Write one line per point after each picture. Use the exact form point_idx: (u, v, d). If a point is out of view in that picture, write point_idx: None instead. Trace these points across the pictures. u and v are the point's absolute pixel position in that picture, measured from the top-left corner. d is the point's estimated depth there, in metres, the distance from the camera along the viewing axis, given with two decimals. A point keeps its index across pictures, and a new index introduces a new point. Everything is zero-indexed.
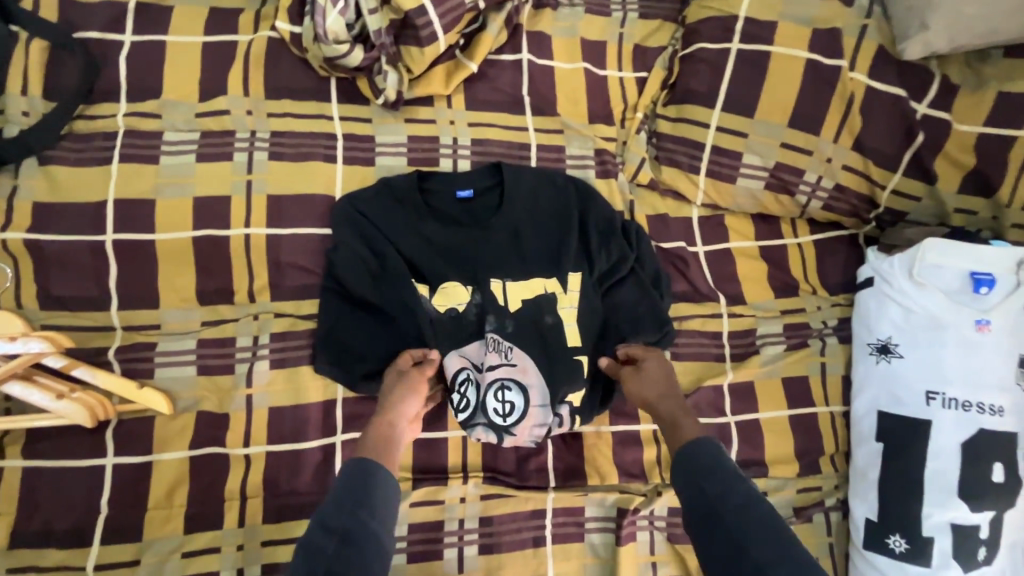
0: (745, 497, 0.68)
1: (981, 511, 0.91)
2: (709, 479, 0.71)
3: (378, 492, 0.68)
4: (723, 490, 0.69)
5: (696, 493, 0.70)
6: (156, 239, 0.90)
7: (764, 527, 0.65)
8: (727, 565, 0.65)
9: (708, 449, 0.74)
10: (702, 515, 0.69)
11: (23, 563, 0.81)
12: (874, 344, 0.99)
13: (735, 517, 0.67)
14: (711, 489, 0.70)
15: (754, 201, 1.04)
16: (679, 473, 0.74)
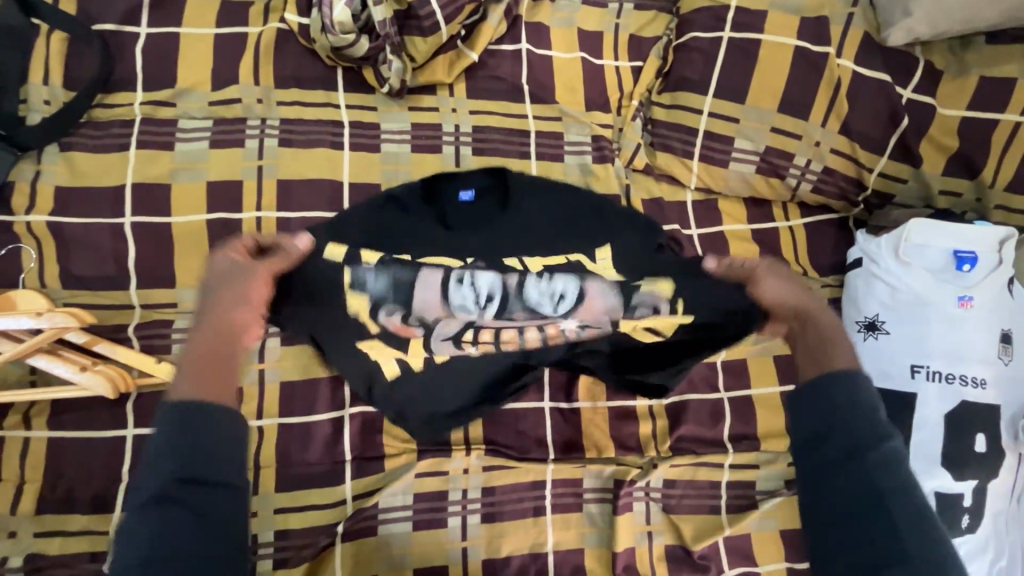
0: (894, 450, 0.60)
1: (964, 479, 0.95)
2: (832, 406, 0.62)
3: (209, 417, 0.57)
4: (855, 421, 0.61)
5: (822, 423, 0.62)
6: (173, 222, 0.95)
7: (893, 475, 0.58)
8: (852, 515, 0.57)
9: (846, 381, 0.63)
10: (834, 453, 0.60)
11: (48, 528, 0.85)
12: (862, 321, 1.02)
13: (868, 457, 0.59)
14: (845, 424, 0.61)
15: (746, 185, 1.08)
16: (816, 399, 0.63)
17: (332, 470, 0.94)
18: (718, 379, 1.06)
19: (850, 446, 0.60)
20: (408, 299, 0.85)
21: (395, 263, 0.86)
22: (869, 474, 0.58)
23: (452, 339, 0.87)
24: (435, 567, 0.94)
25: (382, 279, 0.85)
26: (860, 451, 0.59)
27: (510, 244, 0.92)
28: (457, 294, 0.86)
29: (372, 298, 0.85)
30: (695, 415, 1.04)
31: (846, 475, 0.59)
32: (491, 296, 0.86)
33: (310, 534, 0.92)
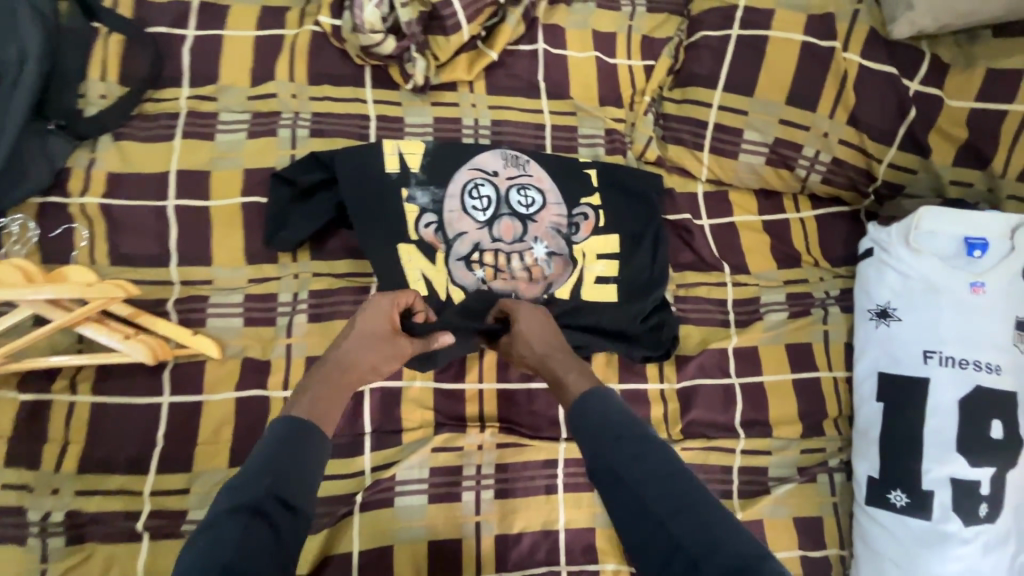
0: (641, 439, 0.66)
1: (980, 466, 0.94)
2: (590, 437, 0.68)
3: (297, 469, 0.64)
4: (608, 446, 0.66)
5: (589, 458, 0.68)
6: (212, 205, 1.02)
7: (662, 486, 0.63)
8: (639, 526, 0.62)
9: (592, 401, 0.71)
10: (599, 474, 0.66)
11: (89, 486, 0.91)
12: (874, 309, 1.04)
13: (621, 472, 0.64)
14: (600, 442, 0.67)
15: (756, 176, 1.11)
16: (583, 430, 0.69)
17: (353, 442, 0.98)
18: (729, 365, 1.08)
19: (619, 475, 0.65)
20: (442, 210, 1.04)
21: (440, 187, 1.04)
22: (635, 489, 0.63)
23: (462, 260, 1.02)
24: (449, 540, 0.96)
25: (426, 201, 1.04)
26: (620, 472, 0.65)
27: (509, 197, 1.05)
28: (474, 204, 1.05)
29: (418, 207, 1.03)
30: (705, 400, 1.06)
31: (621, 500, 0.64)
32: (496, 214, 1.05)
33: (329, 503, 0.96)
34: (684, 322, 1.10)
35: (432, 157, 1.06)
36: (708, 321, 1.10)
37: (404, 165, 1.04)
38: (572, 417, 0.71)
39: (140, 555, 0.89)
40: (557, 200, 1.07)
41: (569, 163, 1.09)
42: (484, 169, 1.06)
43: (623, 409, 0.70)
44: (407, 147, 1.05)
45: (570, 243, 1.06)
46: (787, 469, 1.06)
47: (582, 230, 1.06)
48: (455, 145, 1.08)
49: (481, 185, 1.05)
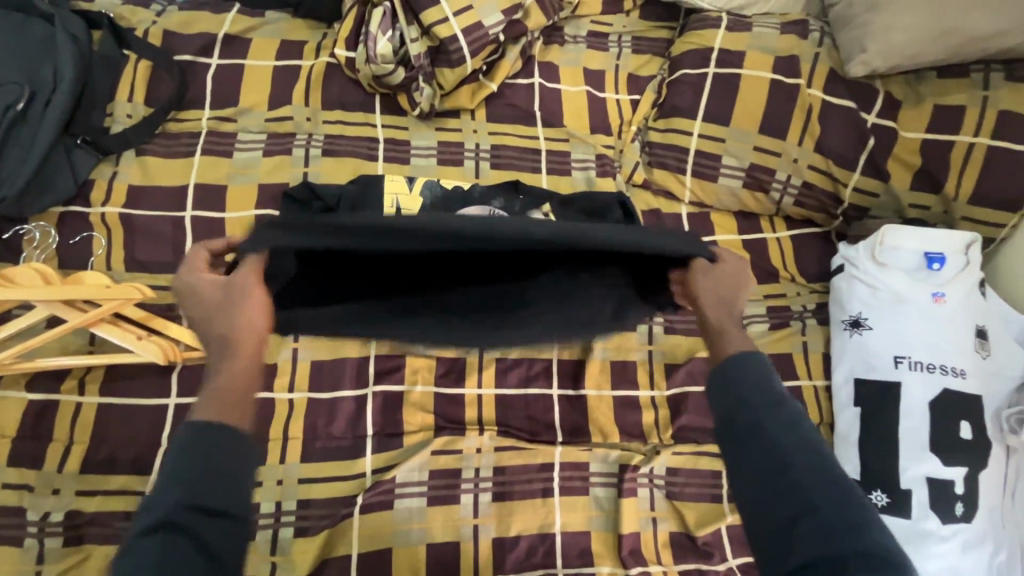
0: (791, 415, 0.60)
1: (954, 465, 0.99)
2: (737, 390, 0.62)
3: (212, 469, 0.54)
4: (756, 407, 0.60)
5: (725, 410, 0.61)
6: (227, 217, 1.08)
7: (810, 459, 0.57)
8: (771, 492, 0.56)
9: (748, 363, 0.63)
10: (737, 433, 0.60)
11: (90, 486, 0.91)
12: (847, 320, 1.11)
13: (762, 436, 0.58)
14: (743, 400, 0.61)
15: (734, 198, 1.21)
16: (716, 384, 0.63)
17: (355, 444, 1.01)
18: None
19: (763, 432, 0.58)
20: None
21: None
22: (778, 449, 0.57)
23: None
24: (447, 543, 0.98)
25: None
26: (764, 428, 0.59)
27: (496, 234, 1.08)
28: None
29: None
30: (694, 406, 1.11)
31: (757, 456, 0.58)
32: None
33: (330, 505, 0.97)
34: (672, 332, 1.16)
35: (428, 204, 1.08)
36: (694, 332, 1.16)
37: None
38: (716, 374, 0.64)
39: None
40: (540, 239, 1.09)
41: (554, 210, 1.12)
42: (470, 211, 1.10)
43: (770, 381, 0.62)
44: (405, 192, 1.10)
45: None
46: None
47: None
48: (458, 192, 1.11)
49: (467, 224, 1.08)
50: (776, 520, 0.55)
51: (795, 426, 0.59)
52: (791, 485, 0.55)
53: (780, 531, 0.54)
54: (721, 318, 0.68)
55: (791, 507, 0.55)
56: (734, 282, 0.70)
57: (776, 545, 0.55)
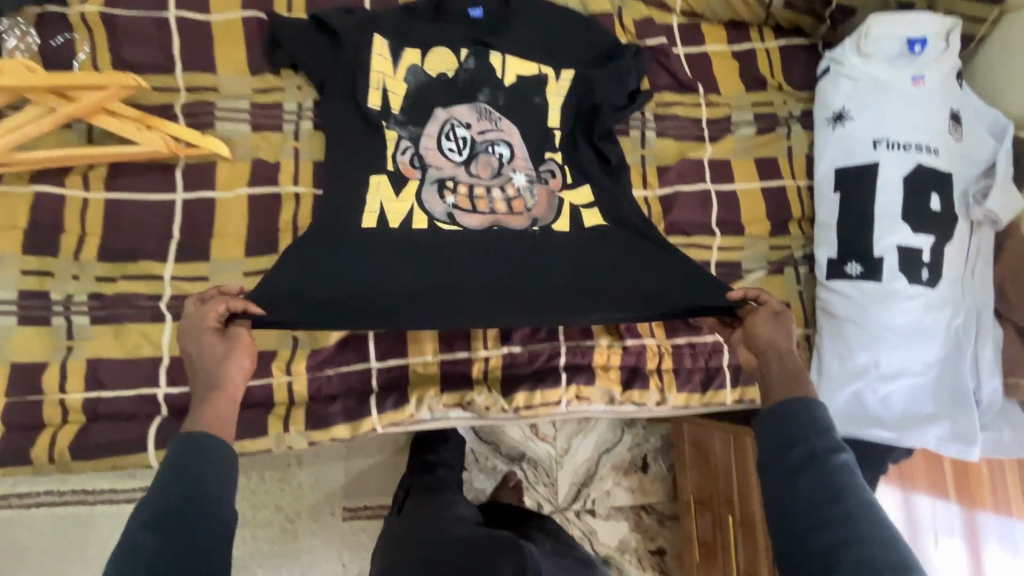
0: (847, 462, 0.70)
1: (923, 234, 1.08)
2: (798, 428, 0.73)
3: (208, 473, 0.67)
4: (817, 442, 0.71)
5: (784, 443, 0.72)
6: (212, 19, 1.05)
7: (857, 497, 0.67)
8: (812, 513, 0.67)
9: (808, 406, 0.75)
10: (793, 462, 0.71)
11: (110, 272, 0.94)
12: (831, 115, 1.15)
13: (815, 468, 0.69)
14: (803, 436, 0.72)
15: (725, 5, 1.22)
16: (778, 417, 0.75)
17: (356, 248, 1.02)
18: (705, 173, 1.18)
19: (816, 464, 0.69)
20: (420, 145, 1.04)
21: (418, 126, 1.05)
22: (831, 482, 0.68)
23: (438, 184, 1.03)
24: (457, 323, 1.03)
25: (406, 135, 1.04)
26: (821, 465, 0.69)
27: (485, 132, 1.07)
28: (450, 146, 1.06)
29: (400, 136, 1.04)
30: (685, 203, 1.16)
31: (810, 486, 0.68)
32: (472, 154, 1.06)
33: None
34: (664, 135, 1.19)
35: (414, 92, 1.06)
36: (686, 136, 1.20)
37: (386, 103, 1.04)
38: (779, 411, 0.75)
39: (164, 334, 0.94)
40: (522, 155, 1.08)
41: (538, 102, 1.10)
42: (456, 120, 1.07)
43: (830, 427, 0.73)
44: (393, 86, 1.05)
45: (563, 60, 1.14)
46: (758, 263, 1.17)
47: (552, 183, 1.07)
48: (441, 82, 1.08)
49: (452, 129, 1.06)
50: (816, 537, 0.65)
51: (851, 471, 0.69)
52: (841, 510, 0.66)
53: (824, 550, 0.64)
54: (773, 356, 0.86)
55: (836, 534, 0.64)
56: (778, 332, 0.88)
57: (818, 558, 0.64)
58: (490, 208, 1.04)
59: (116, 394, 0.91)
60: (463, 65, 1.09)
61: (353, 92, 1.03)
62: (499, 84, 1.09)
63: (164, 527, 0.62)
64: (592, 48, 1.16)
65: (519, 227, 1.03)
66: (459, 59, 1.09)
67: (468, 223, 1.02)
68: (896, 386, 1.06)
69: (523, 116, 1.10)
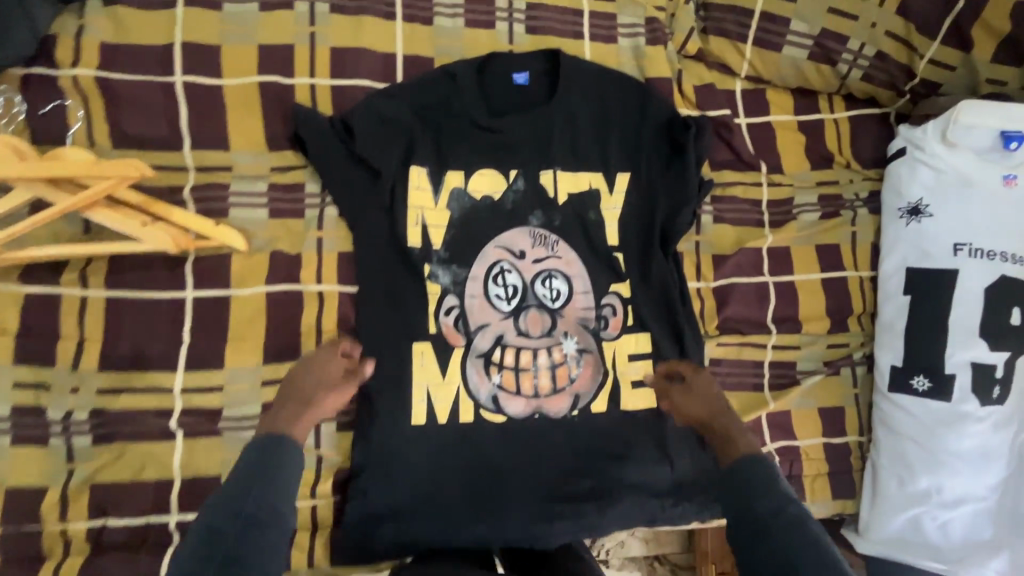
0: (799, 518, 0.67)
1: (998, 351, 0.99)
2: (747, 491, 0.71)
3: (281, 480, 0.64)
4: (763, 507, 0.68)
5: (738, 514, 0.70)
6: (225, 84, 0.92)
7: (817, 550, 0.63)
8: None
9: (753, 463, 0.73)
10: (742, 534, 0.68)
11: (113, 384, 0.84)
12: (905, 208, 1.06)
13: (764, 535, 0.66)
14: (751, 499, 0.70)
15: (796, 73, 1.09)
16: (727, 490, 0.73)
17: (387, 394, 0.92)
18: (763, 263, 1.08)
19: (763, 529, 0.67)
20: (463, 293, 0.95)
21: (463, 268, 0.96)
22: (785, 550, 0.64)
23: (482, 352, 0.95)
24: (496, 430, 0.94)
25: (448, 281, 0.95)
26: (770, 530, 0.66)
27: (537, 274, 0.98)
28: (498, 292, 0.97)
29: (441, 288, 0.94)
30: (741, 297, 1.07)
31: (768, 557, 0.65)
32: (522, 306, 0.97)
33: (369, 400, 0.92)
34: (721, 219, 1.09)
35: (459, 220, 0.97)
36: (745, 220, 1.10)
37: (426, 239, 0.94)
38: (727, 477, 0.74)
39: (175, 453, 0.85)
40: (579, 291, 0.99)
41: (594, 218, 1.01)
42: (505, 255, 0.97)
43: (777, 481, 0.71)
44: (434, 215, 0.95)
45: (614, 136, 1.03)
46: (813, 363, 1.09)
47: (610, 327, 0.99)
48: (488, 206, 0.98)
49: (501, 272, 0.97)
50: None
51: (800, 526, 0.66)
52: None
53: None
54: (716, 417, 0.86)
55: None
56: (710, 397, 0.91)
57: None
58: (535, 386, 0.96)
59: (122, 521, 0.83)
60: (513, 186, 0.99)
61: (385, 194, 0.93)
62: (553, 205, 1.00)
63: (215, 554, 0.57)
64: (646, 119, 1.04)
65: (561, 412, 0.97)
66: (508, 179, 0.99)
67: (512, 410, 0.95)
68: (957, 513, 0.99)
69: (577, 234, 1.01)
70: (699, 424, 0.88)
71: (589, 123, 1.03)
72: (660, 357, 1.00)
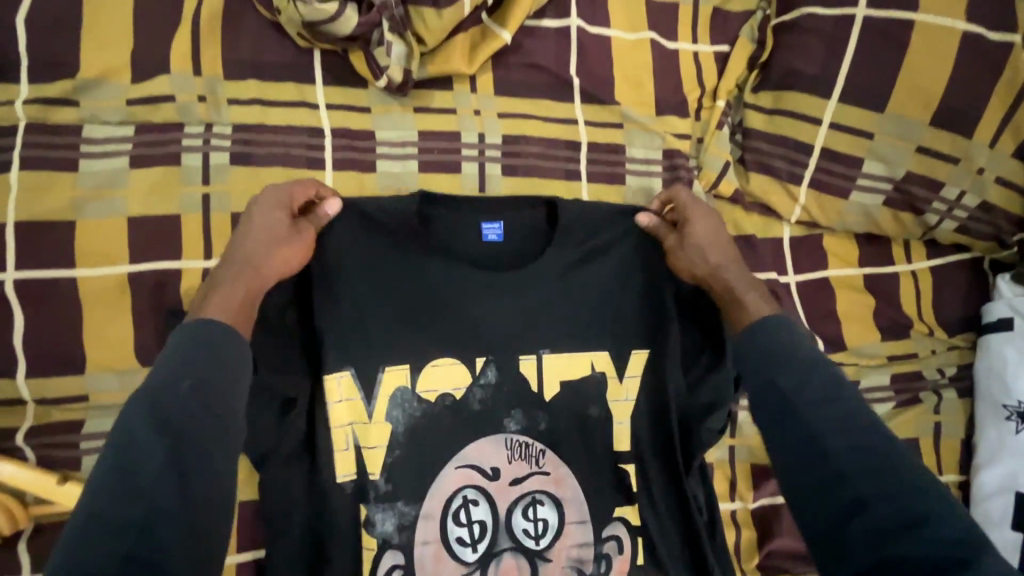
0: (828, 381, 0.51)
1: None
2: (755, 357, 0.56)
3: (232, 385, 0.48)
4: (784, 376, 0.52)
5: (761, 376, 0.54)
6: (80, 276, 0.66)
7: (874, 453, 0.47)
8: (806, 488, 0.48)
9: (768, 326, 0.57)
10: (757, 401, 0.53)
11: None
12: (1013, 407, 0.80)
13: (779, 409, 0.51)
14: (768, 365, 0.54)
15: (866, 221, 0.80)
16: (744, 354, 0.57)
17: None
18: None
19: (787, 405, 0.51)
20: (408, 542, 0.66)
21: (409, 504, 0.66)
22: (802, 424, 0.50)
23: None
24: None
25: (386, 527, 0.66)
26: (792, 406, 0.51)
27: (515, 501, 0.68)
28: (460, 534, 0.67)
29: (378, 540, 0.65)
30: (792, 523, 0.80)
31: (795, 431, 0.50)
32: (493, 550, 0.67)
33: None
34: None
35: (403, 432, 0.67)
36: None
37: (360, 468, 0.66)
38: (737, 342, 0.58)
39: None
40: (574, 521, 0.69)
41: (598, 416, 0.70)
42: (471, 477, 0.67)
43: (794, 338, 0.56)
44: (365, 429, 0.67)
45: (624, 310, 0.72)
46: None
47: (615, 574, 0.69)
48: (446, 409, 0.68)
49: (464, 503, 0.67)
50: (822, 492, 0.47)
51: (833, 393, 0.50)
52: (830, 466, 0.47)
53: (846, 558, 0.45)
54: (716, 276, 0.68)
55: (842, 510, 0.46)
56: (716, 239, 0.70)
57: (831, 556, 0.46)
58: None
59: None
60: (481, 378, 0.69)
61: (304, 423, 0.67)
62: (537, 404, 0.69)
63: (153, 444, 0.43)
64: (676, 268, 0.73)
65: None
66: (474, 367, 0.69)
67: None
68: None
69: (578, 444, 0.70)
70: (695, 276, 0.70)
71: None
72: None
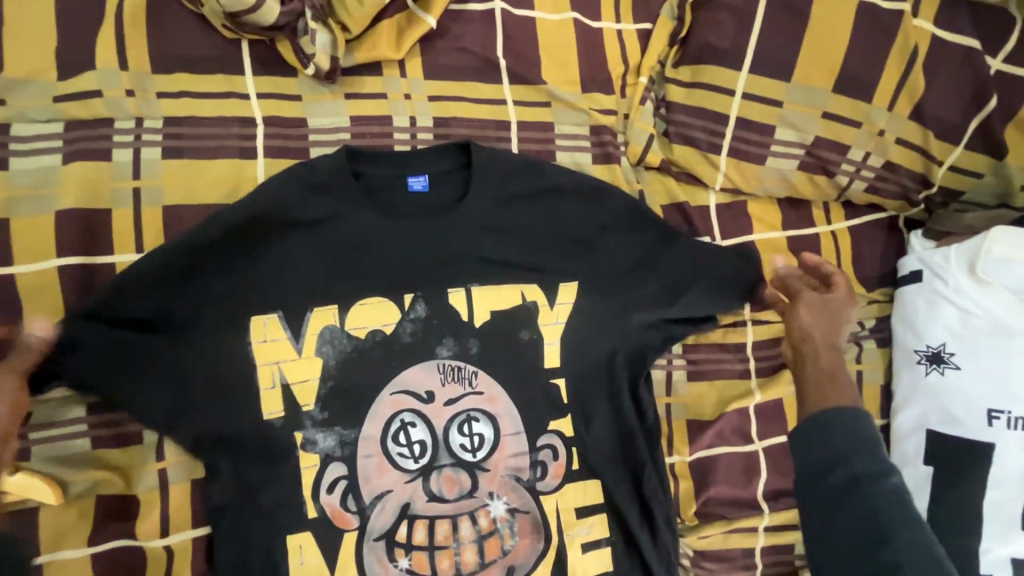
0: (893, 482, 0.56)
1: None
2: (837, 447, 0.59)
3: None
4: (859, 466, 0.57)
5: (827, 462, 0.58)
6: (15, 273, 0.68)
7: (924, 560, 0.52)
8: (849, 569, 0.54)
9: (852, 419, 0.60)
10: (822, 489, 0.57)
11: None
12: (924, 352, 0.85)
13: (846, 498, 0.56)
14: (843, 457, 0.58)
15: (784, 185, 0.85)
16: (814, 436, 0.60)
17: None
18: (750, 427, 0.87)
19: (851, 498, 0.56)
20: (355, 457, 0.72)
21: (351, 427, 0.72)
22: (875, 521, 0.54)
23: (382, 527, 0.71)
24: None
25: (331, 444, 0.71)
26: (858, 499, 0.55)
27: (453, 419, 0.74)
28: (401, 449, 0.73)
29: (321, 455, 0.71)
30: (725, 473, 0.85)
31: (858, 518, 0.55)
32: (433, 464, 0.73)
33: None
34: (699, 376, 0.88)
35: (335, 369, 0.72)
36: (725, 373, 0.88)
37: (290, 404, 0.71)
38: (812, 425, 0.61)
39: None
40: (508, 434, 0.76)
41: (527, 338, 0.77)
42: (409, 399, 0.73)
43: (872, 438, 0.59)
44: (298, 368, 0.71)
45: (553, 278, 0.79)
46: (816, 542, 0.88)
47: (547, 478, 0.76)
48: (377, 343, 0.73)
49: (404, 424, 0.73)
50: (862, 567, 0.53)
51: (897, 499, 0.55)
52: (878, 558, 0.53)
53: None
54: (809, 358, 0.72)
55: None
56: (828, 322, 0.75)
57: None
58: (456, 564, 0.73)
59: None
60: (409, 314, 0.75)
61: (247, 404, 0.69)
62: (468, 331, 0.76)
63: None
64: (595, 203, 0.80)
65: None
66: (401, 307, 0.74)
67: None
68: None
69: (512, 374, 0.76)
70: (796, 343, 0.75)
71: (525, 275, 0.78)
72: (616, 506, 0.78)
